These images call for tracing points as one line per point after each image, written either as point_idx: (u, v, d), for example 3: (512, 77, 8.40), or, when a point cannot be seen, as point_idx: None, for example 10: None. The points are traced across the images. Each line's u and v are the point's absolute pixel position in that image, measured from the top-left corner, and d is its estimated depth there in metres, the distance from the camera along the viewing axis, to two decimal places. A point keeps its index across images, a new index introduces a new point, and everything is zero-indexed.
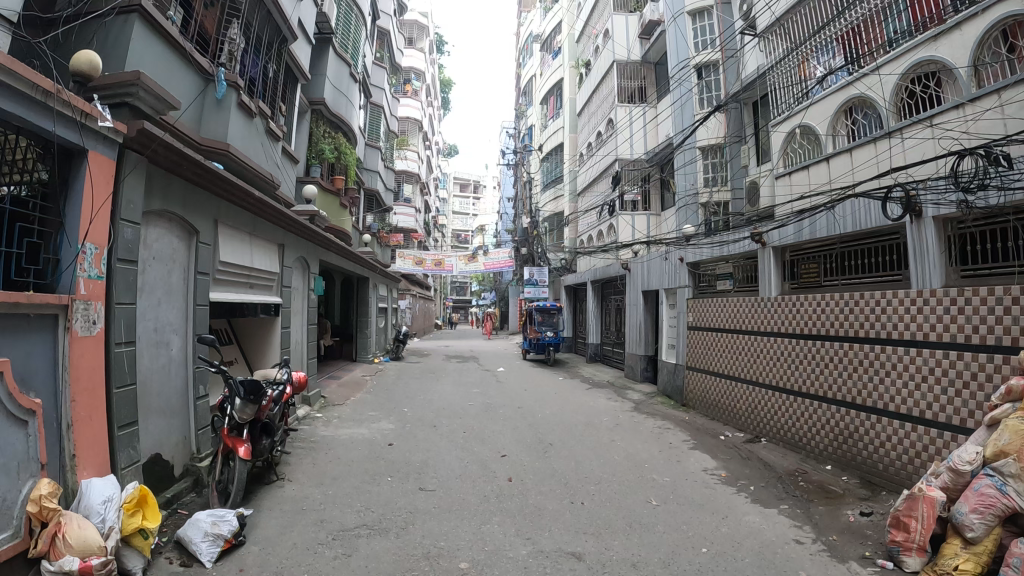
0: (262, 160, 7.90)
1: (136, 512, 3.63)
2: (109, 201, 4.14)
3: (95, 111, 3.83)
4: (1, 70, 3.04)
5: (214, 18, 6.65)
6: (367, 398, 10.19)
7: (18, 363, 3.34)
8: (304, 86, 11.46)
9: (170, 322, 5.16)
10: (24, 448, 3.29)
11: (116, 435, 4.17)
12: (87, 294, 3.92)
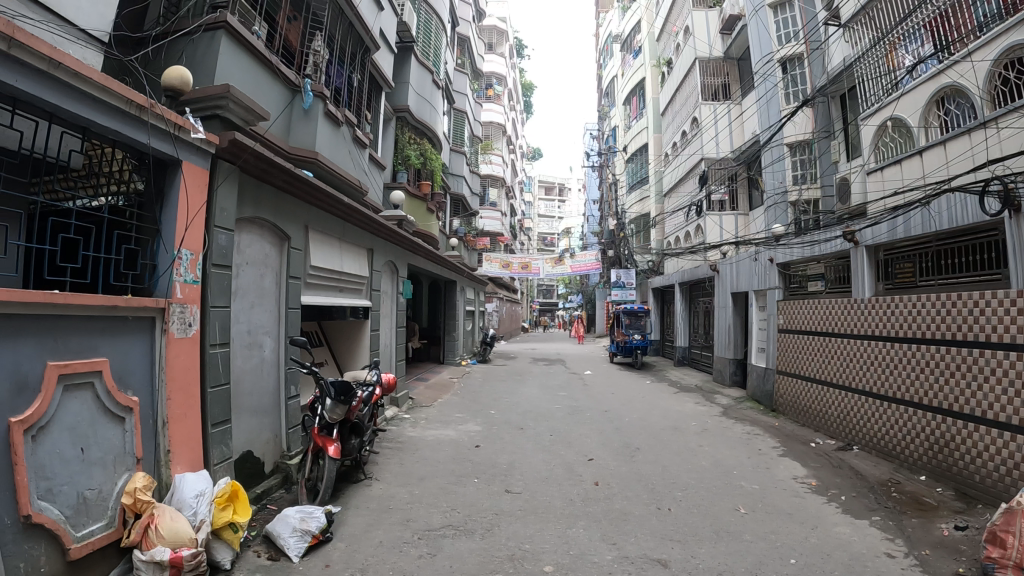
0: (350, 167, 8.14)
1: (227, 506, 3.81)
2: (204, 208, 4.35)
3: (187, 124, 4.03)
4: (96, 88, 3.23)
5: (298, 32, 6.92)
6: (455, 400, 10.33)
7: (117, 363, 3.55)
8: (388, 94, 11.73)
9: (263, 324, 5.37)
10: (121, 443, 3.52)
11: (209, 432, 4.37)
12: (183, 298, 4.13)
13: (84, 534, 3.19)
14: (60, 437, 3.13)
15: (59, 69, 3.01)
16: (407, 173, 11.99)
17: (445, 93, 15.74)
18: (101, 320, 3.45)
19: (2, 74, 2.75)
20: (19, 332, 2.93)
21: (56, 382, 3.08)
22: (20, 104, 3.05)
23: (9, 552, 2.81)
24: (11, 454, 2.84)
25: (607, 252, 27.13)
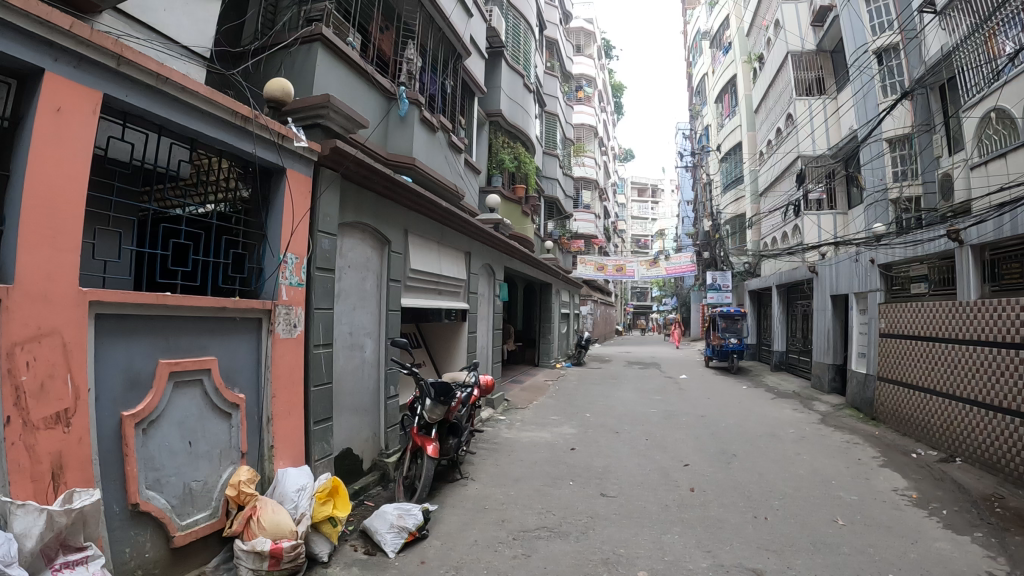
0: (446, 172, 8.30)
1: (327, 501, 3.96)
2: (308, 214, 4.54)
3: (289, 133, 4.20)
4: (202, 101, 3.43)
5: (390, 41, 7.12)
6: (550, 403, 10.34)
7: (225, 362, 3.75)
8: (481, 99, 11.92)
9: (364, 326, 5.54)
10: (227, 437, 3.73)
11: (312, 429, 4.54)
12: (289, 300, 4.31)
13: (188, 523, 3.39)
14: (169, 430, 3.34)
15: (166, 84, 3.21)
16: (502, 177, 12.14)
17: (536, 96, 15.81)
18: (210, 321, 3.65)
19: (111, 90, 2.97)
20: (132, 331, 3.15)
21: (167, 378, 3.29)
22: (132, 118, 3.27)
23: (118, 537, 3.01)
24: (123, 445, 3.05)
25: (704, 254, 26.52)
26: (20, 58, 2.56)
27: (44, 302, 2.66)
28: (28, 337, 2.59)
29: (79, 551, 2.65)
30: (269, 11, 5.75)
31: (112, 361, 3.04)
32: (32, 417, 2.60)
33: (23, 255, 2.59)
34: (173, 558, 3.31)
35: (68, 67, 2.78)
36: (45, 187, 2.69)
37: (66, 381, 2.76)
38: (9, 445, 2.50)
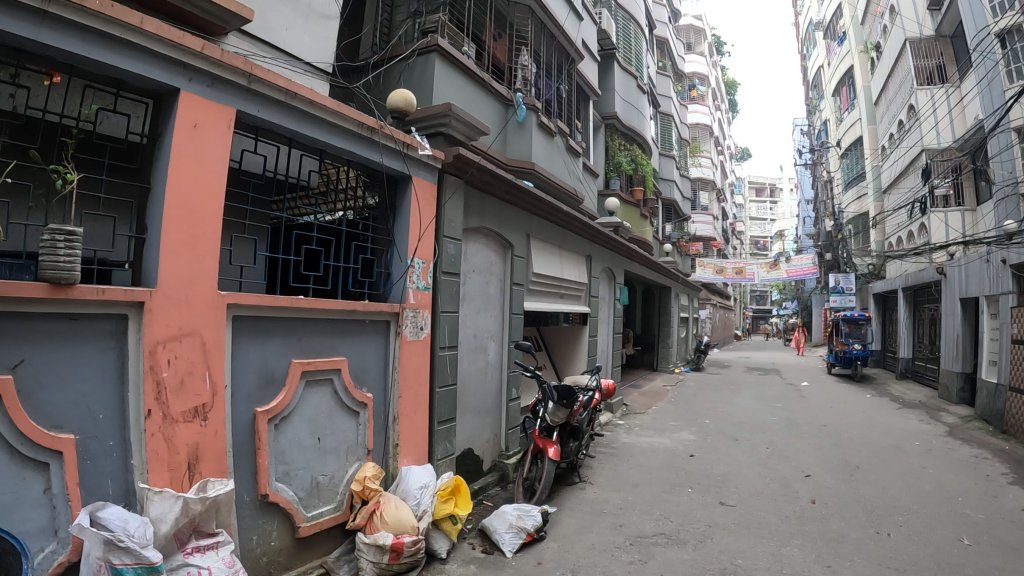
0: (565, 175, 8.32)
1: (449, 499, 4.07)
2: (433, 220, 4.69)
3: (414, 142, 4.36)
4: (330, 113, 3.62)
5: (505, 48, 7.23)
6: (669, 408, 10.17)
7: (354, 362, 3.95)
8: (596, 102, 11.91)
9: (487, 329, 5.65)
10: (354, 435, 3.91)
11: (436, 429, 4.67)
12: (416, 303, 4.45)
13: (313, 514, 3.58)
14: (299, 426, 3.54)
15: (295, 99, 3.42)
16: (620, 179, 12.08)
17: (651, 97, 15.63)
18: (339, 322, 3.85)
19: (243, 106, 3.20)
20: (266, 332, 3.36)
21: (299, 377, 3.48)
22: (263, 133, 3.50)
23: (246, 524, 3.21)
24: (255, 438, 3.26)
25: (826, 255, 25.32)
26: (157, 80, 2.82)
27: (185, 304, 2.90)
28: (170, 337, 2.84)
29: (211, 536, 2.85)
30: (384, 26, 5.97)
31: (247, 359, 3.26)
32: (172, 410, 2.84)
33: (165, 260, 2.83)
34: (297, 547, 3.49)
35: (203, 86, 3.02)
36: (184, 199, 2.94)
37: (205, 378, 2.99)
38: (149, 436, 2.75)
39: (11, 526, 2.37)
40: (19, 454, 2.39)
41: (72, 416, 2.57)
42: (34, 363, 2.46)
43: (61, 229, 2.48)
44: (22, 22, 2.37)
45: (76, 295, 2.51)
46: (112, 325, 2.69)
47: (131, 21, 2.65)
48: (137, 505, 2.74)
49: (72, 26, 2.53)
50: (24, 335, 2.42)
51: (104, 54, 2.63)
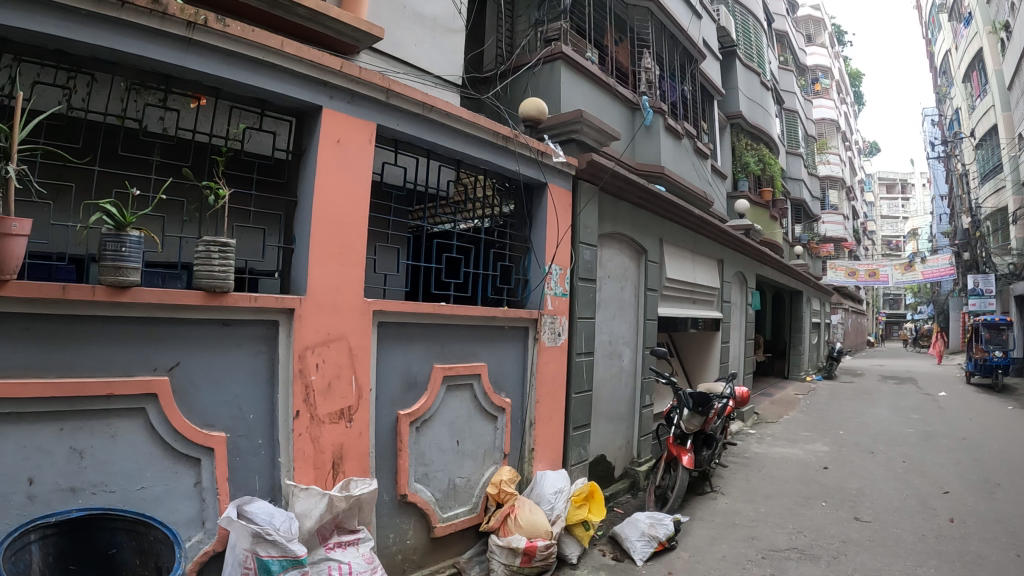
0: (694, 178, 8.20)
1: (583, 505, 4.18)
2: (569, 226, 4.72)
3: (548, 150, 4.44)
4: (465, 124, 3.77)
5: (626, 52, 7.24)
6: (801, 418, 9.81)
7: (494, 367, 4.13)
8: (721, 101, 11.64)
9: (622, 335, 5.64)
10: (492, 438, 4.09)
11: (571, 434, 4.73)
12: (553, 310, 4.53)
13: (448, 515, 3.74)
14: (439, 429, 3.73)
15: (432, 111, 3.59)
16: (748, 180, 11.79)
17: (773, 95, 15.16)
18: (480, 328, 4.04)
19: (383, 120, 3.39)
20: (408, 338, 3.59)
21: (440, 382, 3.69)
22: (402, 144, 3.67)
23: (385, 523, 3.38)
24: (397, 440, 3.47)
25: (964, 255, 23.72)
26: (299, 98, 3.02)
27: (332, 310, 3.14)
28: (318, 342, 3.08)
29: (352, 533, 3.01)
30: (505, 38, 6.08)
31: (392, 363, 3.50)
32: (319, 412, 3.07)
33: (315, 269, 3.07)
34: (432, 545, 3.65)
35: (344, 102, 3.21)
36: (332, 212, 3.15)
37: (351, 381, 3.22)
38: (296, 435, 2.98)
39: (163, 515, 2.65)
40: (176, 450, 2.69)
41: (224, 416, 2.84)
42: (189, 365, 2.74)
43: (215, 241, 2.71)
44: (169, 50, 2.63)
45: (228, 302, 2.78)
46: (262, 331, 2.96)
47: (273, 45, 2.87)
48: (281, 500, 2.97)
49: (216, 52, 2.77)
50: (181, 339, 2.71)
51: (247, 75, 2.86)
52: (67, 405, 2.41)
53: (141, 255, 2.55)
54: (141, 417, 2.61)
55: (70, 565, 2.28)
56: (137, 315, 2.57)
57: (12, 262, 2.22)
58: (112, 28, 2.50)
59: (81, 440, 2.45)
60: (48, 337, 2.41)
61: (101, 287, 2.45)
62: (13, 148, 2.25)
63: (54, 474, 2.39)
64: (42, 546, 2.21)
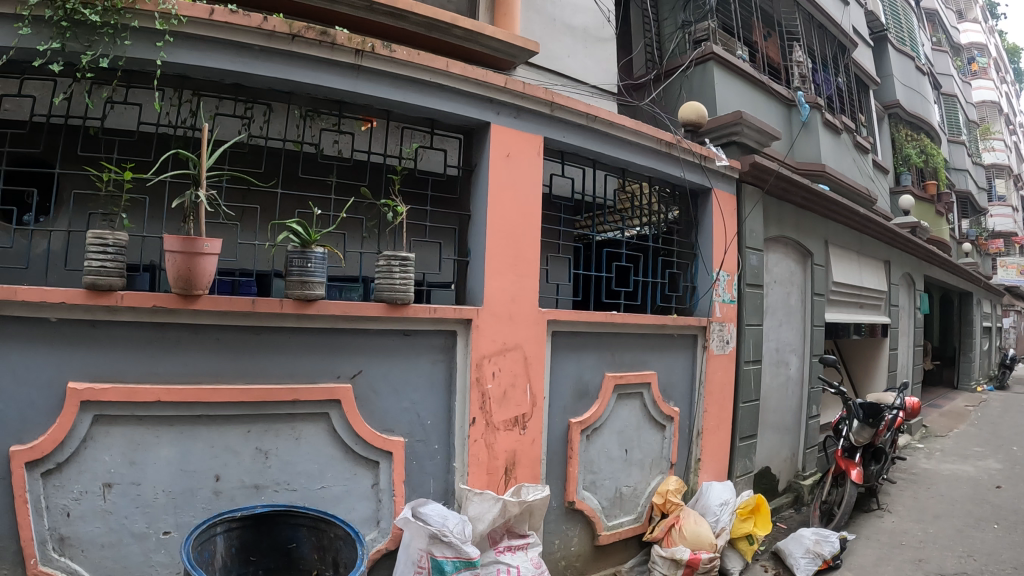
0: (856, 174, 7.77)
1: (748, 518, 4.11)
2: (736, 232, 4.66)
3: (711, 154, 4.39)
4: (628, 132, 3.81)
5: (777, 47, 7.00)
6: (974, 432, 9.04)
7: (664, 376, 4.15)
8: (875, 91, 10.95)
9: (790, 342, 5.43)
10: (660, 448, 4.10)
11: (737, 445, 4.65)
12: (722, 317, 4.48)
13: (613, 523, 3.80)
14: (609, 437, 3.80)
15: (595, 122, 3.65)
16: (910, 173, 11.02)
17: (932, 81, 14.12)
18: (651, 337, 4.06)
19: (549, 132, 3.49)
20: (582, 347, 3.66)
21: (612, 390, 3.74)
22: (569, 156, 3.77)
23: (551, 528, 3.51)
24: (568, 447, 3.56)
25: None
26: (466, 115, 3.19)
27: (508, 320, 3.24)
28: (495, 351, 3.20)
29: (522, 537, 3.10)
30: (653, 45, 6.04)
31: (566, 371, 3.59)
32: (494, 418, 3.21)
33: (491, 281, 3.19)
34: (596, 553, 3.73)
35: (511, 118, 3.34)
36: (505, 225, 3.27)
37: (526, 389, 3.33)
38: (472, 442, 3.13)
39: (342, 513, 2.91)
40: (354, 451, 2.92)
41: (403, 422, 3.04)
42: (371, 373, 2.96)
43: (396, 256, 2.88)
44: (342, 77, 2.93)
45: (409, 313, 2.94)
46: (441, 340, 3.13)
47: (439, 67, 3.06)
48: (454, 503, 3.15)
49: (388, 76, 3.02)
50: (365, 349, 2.94)
51: (417, 96, 3.08)
52: (254, 409, 2.74)
53: (326, 271, 2.69)
54: (324, 421, 2.88)
55: (251, 556, 2.46)
56: (323, 325, 2.82)
57: (204, 280, 2.54)
58: (286, 60, 2.85)
59: (266, 442, 2.79)
60: (241, 345, 2.73)
61: (289, 300, 2.70)
62: (201, 175, 2.47)
63: (239, 472, 2.76)
64: (227, 538, 2.42)
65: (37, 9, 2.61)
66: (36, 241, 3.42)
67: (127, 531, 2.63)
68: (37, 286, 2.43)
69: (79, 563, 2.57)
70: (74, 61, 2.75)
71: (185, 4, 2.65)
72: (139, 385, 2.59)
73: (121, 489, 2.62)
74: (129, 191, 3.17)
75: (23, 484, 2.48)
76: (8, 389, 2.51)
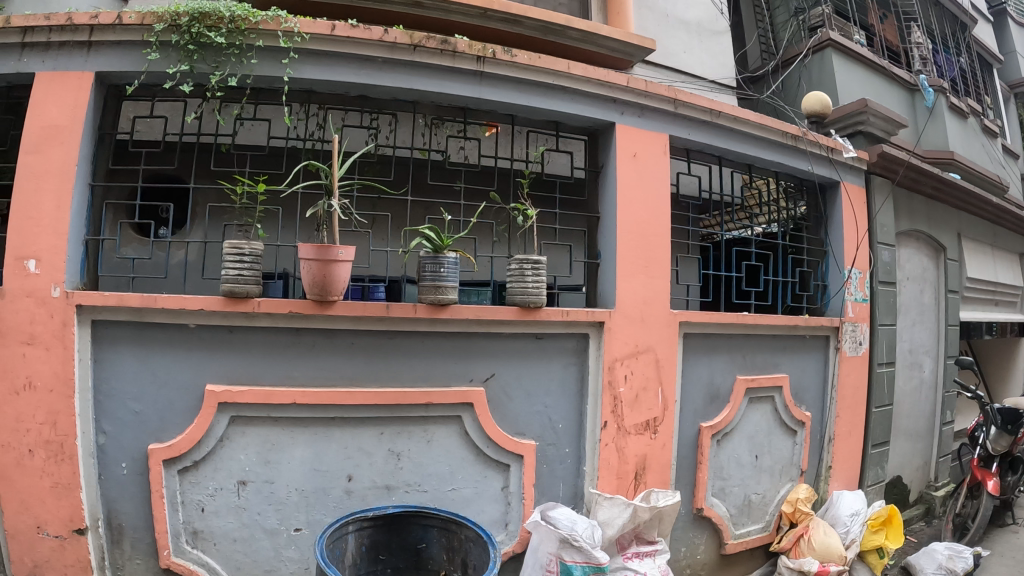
0: (985, 161, 7.30)
1: (879, 530, 3.91)
2: (866, 227, 4.47)
3: (837, 145, 4.24)
4: (752, 127, 3.71)
5: (894, 29, 6.66)
6: None
7: (795, 379, 4.03)
8: (998, 71, 10.27)
9: (924, 343, 5.16)
10: (790, 454, 4.01)
11: (869, 452, 4.47)
12: (855, 317, 4.29)
13: (741, 532, 3.74)
14: (739, 442, 3.74)
15: (718, 118, 3.57)
16: None
17: None
18: (782, 339, 3.94)
19: (674, 130, 3.43)
20: (713, 349, 3.59)
21: (744, 394, 3.66)
22: (694, 153, 3.73)
23: (679, 535, 3.50)
24: (698, 453, 3.52)
25: None
26: (592, 116, 3.19)
27: (640, 323, 3.19)
28: (627, 354, 3.16)
29: (650, 544, 3.05)
30: (767, 35, 5.86)
31: (698, 374, 3.53)
32: (626, 423, 3.17)
33: (622, 283, 3.15)
34: (722, 562, 3.69)
35: (635, 117, 3.31)
36: (636, 226, 3.23)
37: (658, 393, 3.27)
38: (603, 445, 3.12)
39: (473, 515, 2.96)
40: (482, 454, 2.95)
41: (535, 425, 3.06)
42: (503, 377, 2.98)
43: (527, 258, 2.87)
44: (466, 84, 2.98)
45: (541, 317, 2.94)
46: (573, 344, 3.12)
47: (561, 69, 3.05)
48: (583, 507, 3.15)
49: (511, 81, 3.04)
50: (496, 353, 2.96)
51: (540, 99, 3.09)
52: (387, 412, 2.81)
53: (458, 275, 2.72)
54: (456, 423, 2.92)
55: (380, 555, 2.50)
56: (455, 330, 2.87)
57: (338, 286, 2.58)
58: (410, 70, 2.91)
59: (399, 444, 2.85)
60: (375, 350, 2.81)
61: (422, 305, 2.75)
62: (332, 185, 2.49)
63: (372, 473, 2.84)
64: (358, 536, 2.46)
65: (163, 35, 2.77)
66: (174, 252, 3.55)
67: (260, 526, 2.77)
68: (177, 295, 2.61)
69: (212, 555, 2.74)
70: (203, 81, 2.90)
71: (307, 21, 2.76)
72: (275, 388, 2.71)
73: (255, 487, 2.76)
74: (265, 203, 3.32)
75: (160, 479, 2.69)
76: (151, 390, 2.73)
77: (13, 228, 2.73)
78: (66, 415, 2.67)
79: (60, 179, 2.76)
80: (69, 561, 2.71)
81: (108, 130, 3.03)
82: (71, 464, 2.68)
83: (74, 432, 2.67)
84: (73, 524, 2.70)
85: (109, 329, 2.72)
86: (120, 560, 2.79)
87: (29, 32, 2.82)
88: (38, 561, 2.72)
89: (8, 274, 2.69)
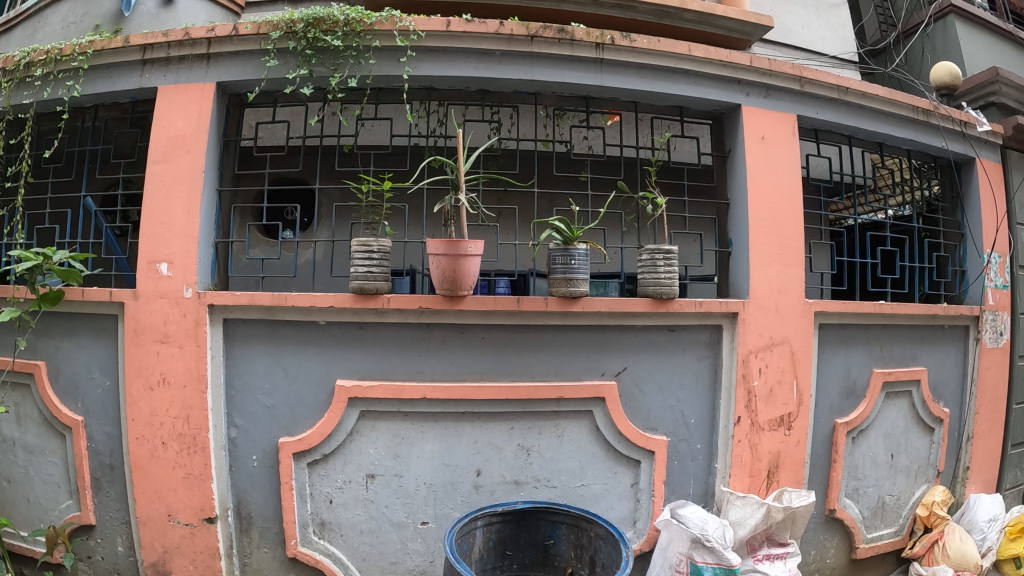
0: None
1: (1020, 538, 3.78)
2: (1005, 207, 4.15)
3: (972, 119, 3.94)
4: (884, 102, 3.48)
5: None
6: None
7: (934, 372, 3.78)
8: None
9: None
10: (927, 453, 3.76)
11: (1009, 452, 4.17)
12: (995, 305, 3.99)
13: (873, 536, 3.55)
14: (875, 440, 3.54)
15: (847, 94, 3.36)
16: None
17: None
18: (921, 329, 3.69)
19: (802, 109, 3.27)
20: (849, 340, 3.41)
21: (880, 388, 3.46)
22: (823, 134, 3.55)
23: (810, 537, 3.35)
24: (832, 450, 3.35)
25: None
26: (716, 99, 3.08)
27: (775, 313, 3.05)
28: (762, 346, 3.02)
29: (782, 546, 2.93)
30: (886, 5, 5.48)
31: (834, 367, 3.36)
32: (760, 418, 3.04)
33: (756, 272, 3.02)
34: (852, 565, 3.53)
35: (760, 97, 3.16)
36: (767, 211, 3.09)
37: (793, 387, 3.12)
38: (736, 442, 3.00)
39: (602, 511, 2.92)
40: (600, 449, 2.91)
41: (667, 420, 2.99)
42: (636, 370, 2.93)
43: (659, 248, 2.79)
44: (587, 73, 2.92)
45: (674, 309, 2.85)
46: (706, 336, 3.03)
47: (682, 52, 2.94)
48: (714, 506, 3.06)
49: (633, 66, 2.96)
50: (627, 346, 2.91)
51: (663, 84, 3.00)
52: (517, 407, 2.80)
53: (589, 266, 2.67)
54: (587, 418, 2.89)
55: (508, 550, 2.48)
56: (588, 323, 2.82)
57: (468, 280, 2.55)
58: (529, 61, 2.88)
59: (529, 439, 2.84)
60: (504, 344, 2.80)
61: (553, 299, 2.71)
62: (460, 179, 2.45)
63: (501, 467, 2.84)
64: (486, 531, 2.44)
65: (280, 42, 2.84)
66: (302, 252, 3.65)
67: (387, 519, 2.81)
68: (307, 293, 2.66)
69: (338, 546, 2.81)
70: (322, 85, 2.95)
71: (422, 19, 2.76)
72: (404, 383, 2.74)
73: (384, 480, 2.80)
74: (392, 200, 3.40)
75: (290, 471, 2.77)
76: (282, 385, 2.81)
77: (146, 233, 2.86)
78: (199, 410, 2.77)
79: (188, 184, 2.86)
80: (199, 548, 2.83)
81: (232, 137, 3.13)
82: (203, 456, 2.79)
83: (206, 426, 2.78)
84: (203, 513, 2.81)
85: (241, 327, 2.82)
86: (248, 548, 2.89)
87: (148, 48, 2.96)
88: (169, 547, 2.86)
89: (142, 277, 2.83)
